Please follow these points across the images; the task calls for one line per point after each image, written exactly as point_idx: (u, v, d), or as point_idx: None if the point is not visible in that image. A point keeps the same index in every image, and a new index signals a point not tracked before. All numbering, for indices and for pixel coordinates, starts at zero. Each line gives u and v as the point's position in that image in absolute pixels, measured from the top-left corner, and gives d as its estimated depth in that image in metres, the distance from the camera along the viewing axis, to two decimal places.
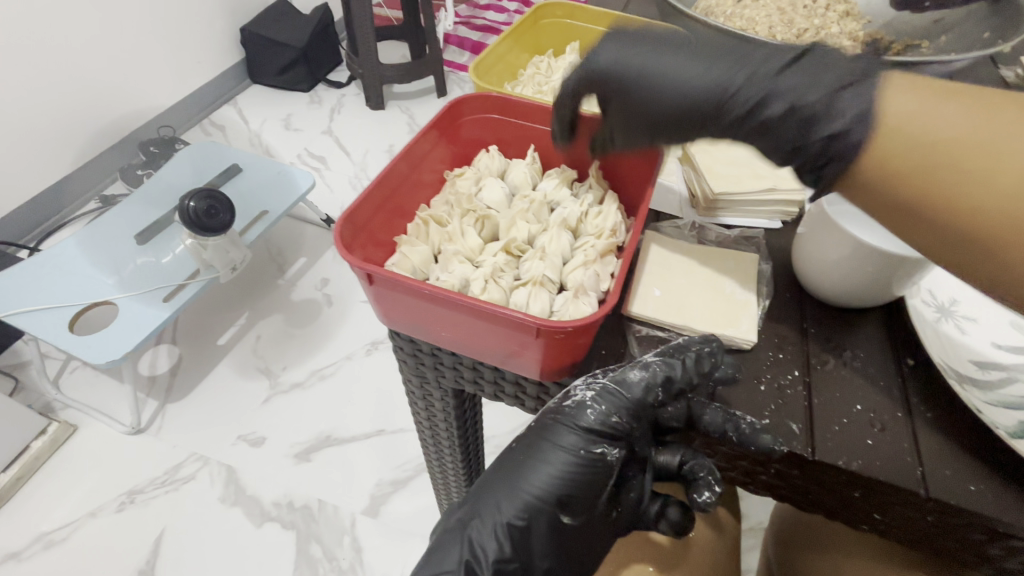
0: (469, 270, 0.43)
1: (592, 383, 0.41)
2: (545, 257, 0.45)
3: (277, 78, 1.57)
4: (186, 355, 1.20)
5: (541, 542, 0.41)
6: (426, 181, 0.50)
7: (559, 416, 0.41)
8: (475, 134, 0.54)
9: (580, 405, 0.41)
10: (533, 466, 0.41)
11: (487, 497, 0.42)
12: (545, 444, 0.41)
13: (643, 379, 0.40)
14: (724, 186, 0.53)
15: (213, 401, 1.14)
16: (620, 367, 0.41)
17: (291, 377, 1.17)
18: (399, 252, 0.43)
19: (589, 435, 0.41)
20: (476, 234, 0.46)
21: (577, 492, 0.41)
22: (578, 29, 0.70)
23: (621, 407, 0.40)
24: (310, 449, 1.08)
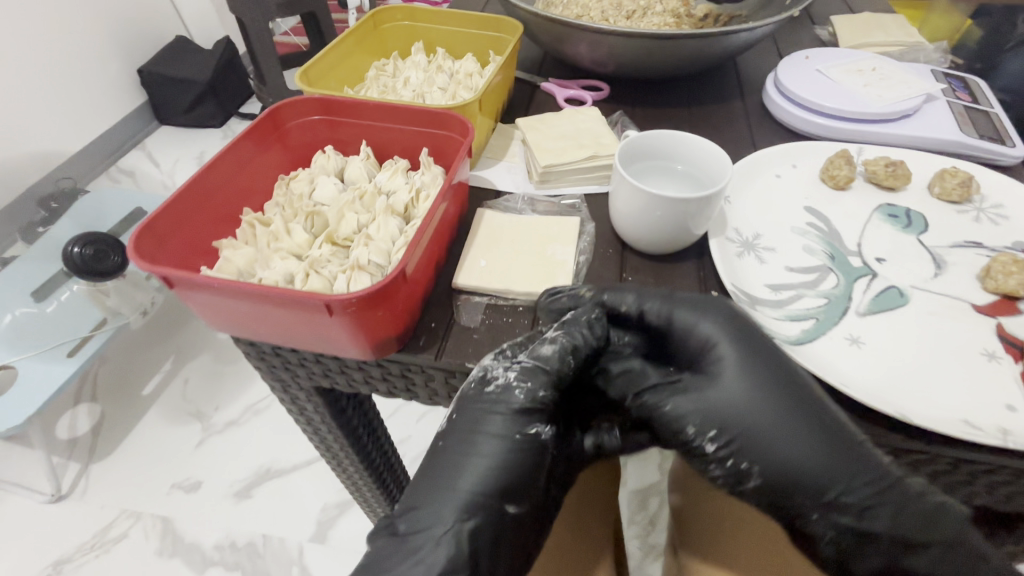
0: (293, 265, 0.45)
1: (511, 363, 0.42)
2: (371, 243, 0.46)
3: (187, 116, 1.44)
4: (109, 413, 1.14)
5: (492, 543, 0.39)
6: (255, 187, 0.51)
7: (487, 404, 0.41)
8: (307, 138, 0.55)
9: (505, 389, 0.41)
10: (465, 462, 0.40)
11: (425, 505, 0.39)
12: (477, 434, 0.40)
13: (555, 347, 0.42)
14: (552, 157, 0.56)
15: (141, 453, 1.09)
16: (533, 344, 0.42)
17: (224, 416, 1.14)
18: (221, 257, 0.45)
19: (522, 415, 0.41)
20: (303, 230, 0.48)
21: (518, 477, 0.40)
22: (421, 31, 0.73)
23: (542, 381, 0.41)
24: (250, 485, 1.05)
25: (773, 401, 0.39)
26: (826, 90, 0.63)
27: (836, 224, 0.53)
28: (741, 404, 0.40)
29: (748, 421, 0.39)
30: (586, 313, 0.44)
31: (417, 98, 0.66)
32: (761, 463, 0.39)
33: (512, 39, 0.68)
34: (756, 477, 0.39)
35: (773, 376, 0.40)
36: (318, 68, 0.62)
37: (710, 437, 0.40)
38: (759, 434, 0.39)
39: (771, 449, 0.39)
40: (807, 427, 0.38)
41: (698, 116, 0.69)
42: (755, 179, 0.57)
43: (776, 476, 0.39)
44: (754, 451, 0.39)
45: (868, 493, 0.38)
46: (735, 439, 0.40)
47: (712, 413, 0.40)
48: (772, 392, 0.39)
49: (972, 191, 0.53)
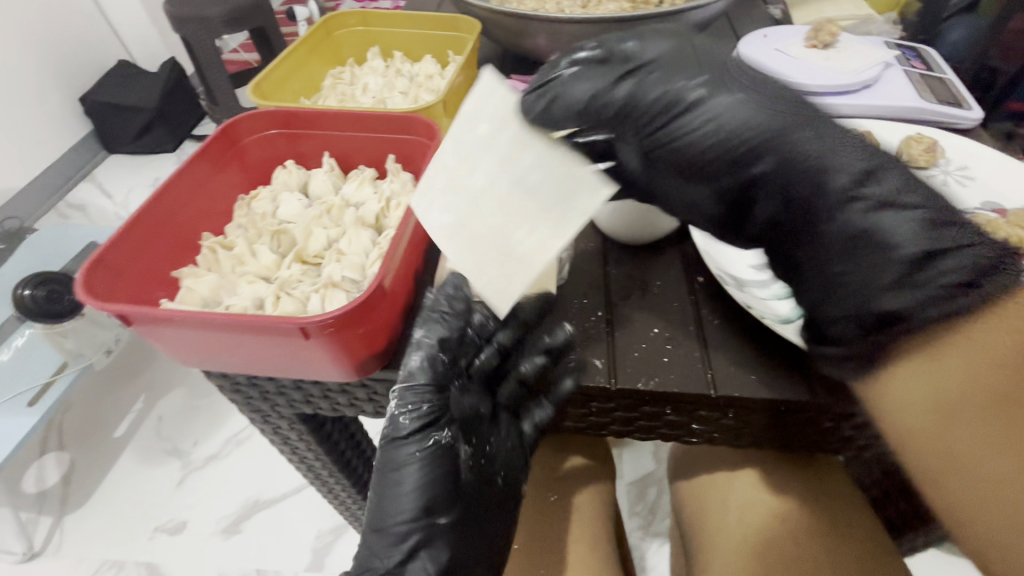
0: (262, 288, 0.42)
1: (392, 391, 0.41)
2: (344, 258, 0.44)
3: (136, 143, 1.37)
4: (80, 460, 1.08)
5: (443, 550, 0.43)
6: (213, 208, 0.49)
7: (390, 436, 0.41)
8: (265, 154, 0.53)
9: (394, 416, 0.41)
10: (390, 496, 0.41)
11: (370, 539, 0.42)
12: (393, 467, 0.41)
13: (419, 359, 0.40)
14: None
15: (119, 501, 1.03)
16: (408, 372, 0.40)
17: (204, 450, 1.09)
18: (183, 288, 0.42)
19: (419, 434, 0.41)
20: (270, 251, 0.45)
21: (440, 490, 0.41)
22: (376, 35, 0.71)
23: (422, 397, 0.40)
24: (238, 520, 1.01)
25: (715, 72, 0.37)
26: (787, 66, 0.64)
27: None
28: (697, 72, 0.36)
29: (715, 90, 0.36)
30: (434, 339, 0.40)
31: (378, 104, 0.64)
32: (729, 124, 0.35)
33: (471, 37, 0.67)
34: (730, 152, 0.35)
35: (721, 67, 0.38)
36: (272, 78, 0.59)
37: (698, 84, 0.35)
38: (711, 84, 0.36)
39: (734, 109, 0.35)
40: (779, 107, 0.35)
41: None
42: None
43: (735, 125, 0.35)
44: (737, 119, 0.34)
45: (838, 140, 0.34)
46: (704, 103, 0.35)
47: (666, 79, 0.36)
48: (722, 69, 0.37)
49: (939, 155, 0.54)
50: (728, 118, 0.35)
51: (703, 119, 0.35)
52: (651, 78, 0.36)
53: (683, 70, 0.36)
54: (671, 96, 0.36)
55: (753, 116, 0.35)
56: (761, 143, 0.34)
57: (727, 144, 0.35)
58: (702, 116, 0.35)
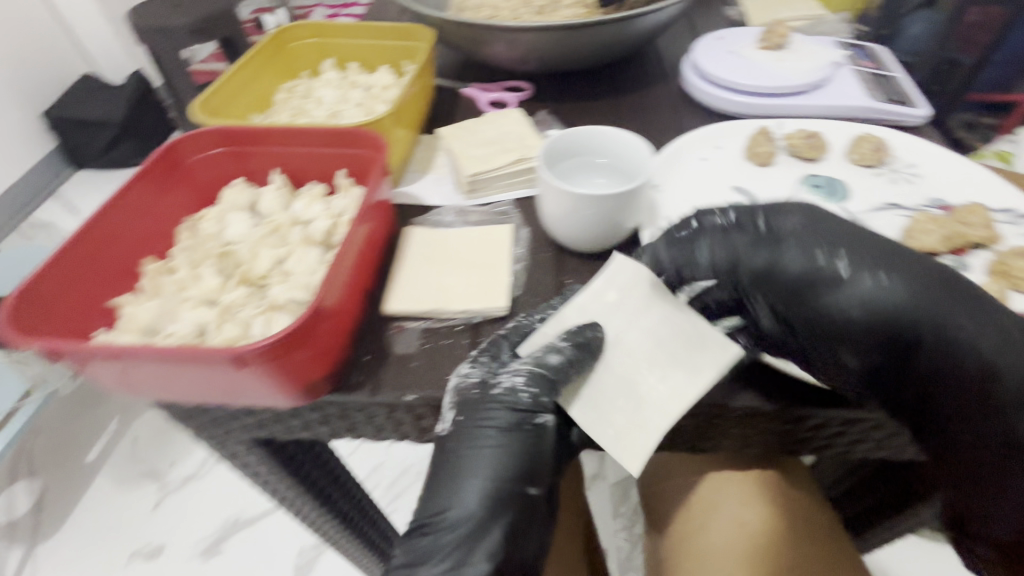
0: (205, 313, 0.41)
1: (513, 370, 0.40)
2: (290, 279, 0.43)
3: (102, 158, 1.33)
4: (52, 487, 1.05)
5: (519, 525, 0.41)
6: (157, 231, 0.47)
7: (489, 405, 0.40)
8: (212, 173, 0.51)
9: (511, 391, 0.40)
10: (474, 457, 0.41)
11: (443, 492, 0.42)
12: (482, 429, 0.40)
13: (561, 359, 0.38)
14: (477, 165, 0.54)
15: (94, 527, 1.00)
16: (541, 355, 0.40)
17: (182, 471, 1.07)
18: (123, 316, 0.40)
19: (526, 413, 0.40)
20: (215, 274, 0.44)
21: (529, 467, 0.41)
22: (331, 46, 0.70)
23: (548, 388, 0.39)
24: (218, 540, 0.99)
25: (855, 247, 0.39)
26: (740, 68, 0.64)
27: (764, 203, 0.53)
28: (837, 249, 0.39)
29: (850, 271, 0.38)
30: (565, 334, 0.40)
31: (333, 117, 0.63)
32: (873, 308, 0.38)
33: (424, 46, 0.66)
34: (860, 326, 0.38)
35: (853, 231, 0.40)
36: (220, 95, 0.58)
37: (842, 260, 0.38)
38: (854, 260, 0.39)
39: (879, 297, 0.38)
40: (921, 280, 0.38)
41: (621, 106, 0.69)
42: (681, 163, 0.57)
43: (882, 315, 0.37)
44: (888, 306, 0.37)
45: (977, 313, 0.37)
46: (850, 284, 0.38)
47: (803, 257, 0.39)
48: (859, 242, 0.39)
49: (885, 154, 0.55)
50: (862, 299, 0.38)
51: (846, 295, 0.38)
52: (786, 261, 0.40)
53: (820, 242, 0.39)
54: (818, 269, 0.39)
55: (899, 298, 0.37)
56: (897, 319, 0.37)
57: (870, 332, 0.38)
58: (842, 298, 0.38)
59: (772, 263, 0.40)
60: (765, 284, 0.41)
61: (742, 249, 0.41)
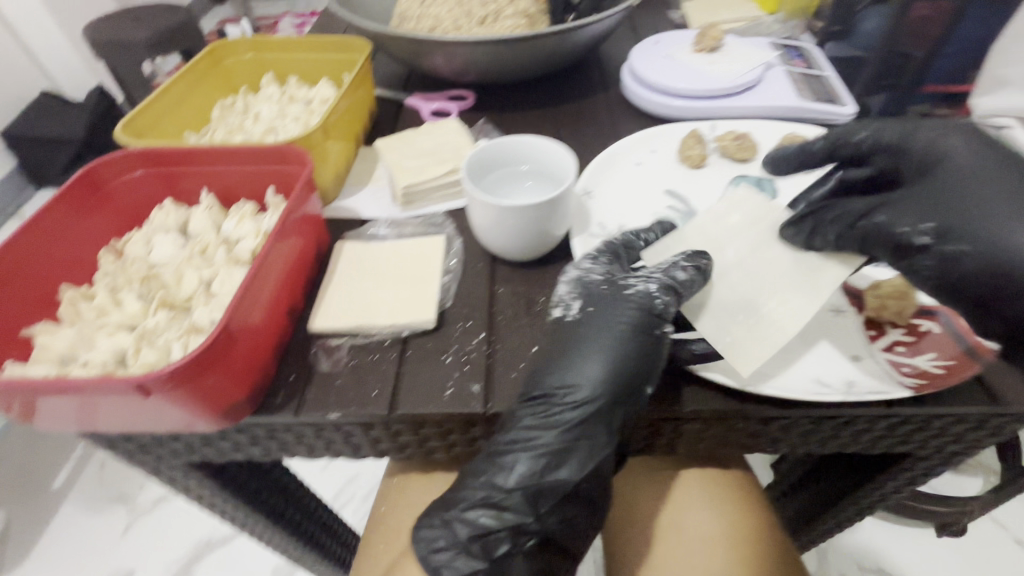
0: (124, 339, 0.40)
1: (648, 276, 0.42)
2: (213, 300, 0.43)
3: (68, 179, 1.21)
4: (16, 517, 1.02)
5: (616, 423, 0.40)
6: (79, 257, 0.46)
7: (616, 299, 0.42)
8: (138, 196, 0.51)
9: (644, 292, 0.41)
10: (590, 347, 0.40)
11: (557, 370, 0.40)
12: (608, 315, 0.41)
13: (689, 271, 0.41)
14: (410, 177, 0.54)
15: (61, 556, 0.98)
16: (666, 268, 0.42)
17: (151, 494, 1.05)
18: (38, 345, 0.40)
19: (656, 315, 0.40)
20: (136, 298, 0.43)
21: (643, 369, 0.39)
22: (269, 61, 0.69)
23: (675, 299, 0.41)
24: (189, 563, 0.97)
25: (991, 197, 0.36)
26: (674, 73, 0.65)
27: (694, 205, 0.54)
28: (962, 196, 0.36)
29: (964, 218, 0.36)
30: (685, 256, 0.43)
31: (270, 133, 0.62)
32: (987, 245, 0.35)
33: (361, 58, 0.66)
34: (969, 266, 0.35)
35: (998, 180, 0.37)
36: (148, 115, 0.57)
37: (929, 227, 0.36)
38: (969, 213, 0.36)
39: (1003, 247, 0.34)
40: None
41: (563, 112, 0.70)
42: (615, 168, 0.57)
43: (1005, 265, 0.34)
44: (1022, 256, 0.34)
45: None
46: (960, 233, 0.36)
47: (915, 206, 0.38)
48: (994, 193, 0.36)
49: (812, 153, 0.56)
50: (963, 256, 0.35)
51: (944, 249, 0.36)
52: (885, 206, 0.39)
53: (942, 187, 0.38)
54: (950, 210, 0.36)
55: (1022, 251, 0.34)
56: (1014, 273, 0.34)
57: (974, 289, 0.35)
58: (926, 258, 0.37)
59: (869, 210, 0.39)
60: (882, 206, 0.39)
61: (859, 202, 0.41)
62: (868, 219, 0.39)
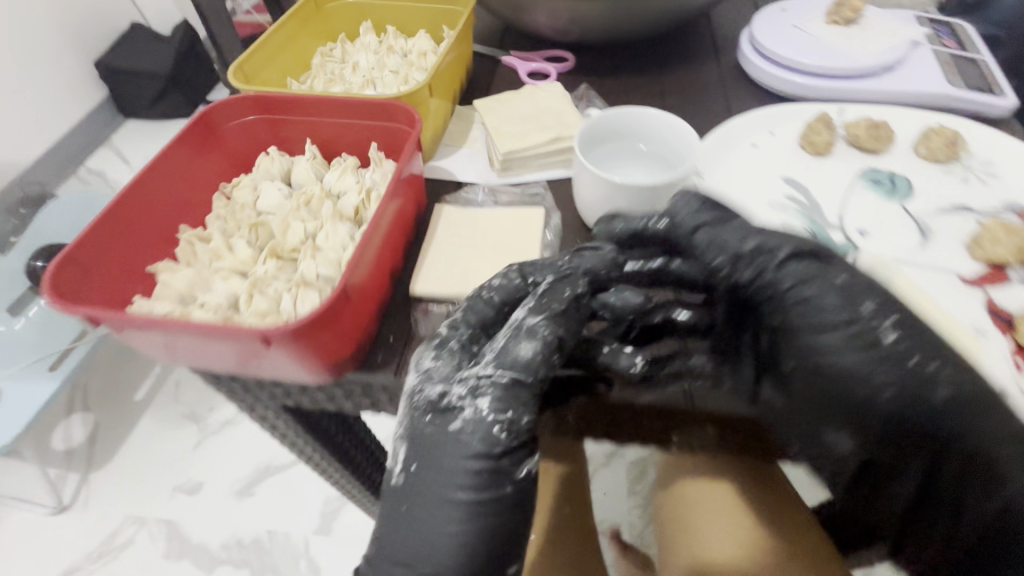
0: (237, 285, 0.42)
1: (480, 391, 0.37)
2: (319, 253, 0.43)
3: (154, 109, 1.26)
4: (104, 421, 1.12)
5: None
6: (193, 198, 0.48)
7: (445, 443, 0.36)
8: (246, 140, 0.51)
9: (477, 420, 0.36)
10: (428, 518, 0.36)
11: (394, 553, 0.37)
12: (442, 468, 0.36)
13: (535, 351, 0.37)
14: (512, 141, 0.52)
15: (141, 461, 1.08)
16: (507, 350, 0.37)
17: (220, 416, 1.13)
18: (160, 282, 0.42)
19: (493, 455, 0.36)
20: (247, 245, 0.44)
21: (488, 533, 0.36)
22: (370, 8, 0.68)
23: (523, 401, 0.37)
24: (252, 483, 1.05)
25: (891, 316, 0.36)
26: (805, 46, 0.59)
27: (816, 197, 0.50)
28: (881, 314, 0.36)
29: (880, 337, 0.35)
30: (525, 320, 0.38)
31: (368, 85, 0.62)
32: (914, 373, 0.35)
33: (466, 10, 0.63)
34: (937, 394, 0.35)
35: (897, 302, 0.37)
36: (255, 58, 0.57)
37: (885, 326, 0.35)
38: (897, 321, 0.36)
39: (921, 379, 0.35)
40: (961, 378, 0.35)
41: (668, 82, 0.65)
42: (730, 150, 0.53)
43: (911, 397, 0.35)
44: (923, 386, 0.35)
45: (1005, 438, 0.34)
46: (899, 339, 0.35)
47: (846, 294, 0.36)
48: (896, 317, 0.36)
49: (960, 149, 0.50)
50: (895, 374, 0.35)
51: (888, 346, 0.35)
52: (814, 284, 0.37)
53: (851, 288, 0.37)
54: (887, 317, 0.36)
55: (925, 381, 0.35)
56: (927, 397, 0.35)
57: (896, 412, 0.35)
58: (866, 352, 0.35)
59: (796, 284, 0.38)
60: (826, 281, 0.37)
61: (769, 262, 0.38)
62: (794, 288, 0.37)
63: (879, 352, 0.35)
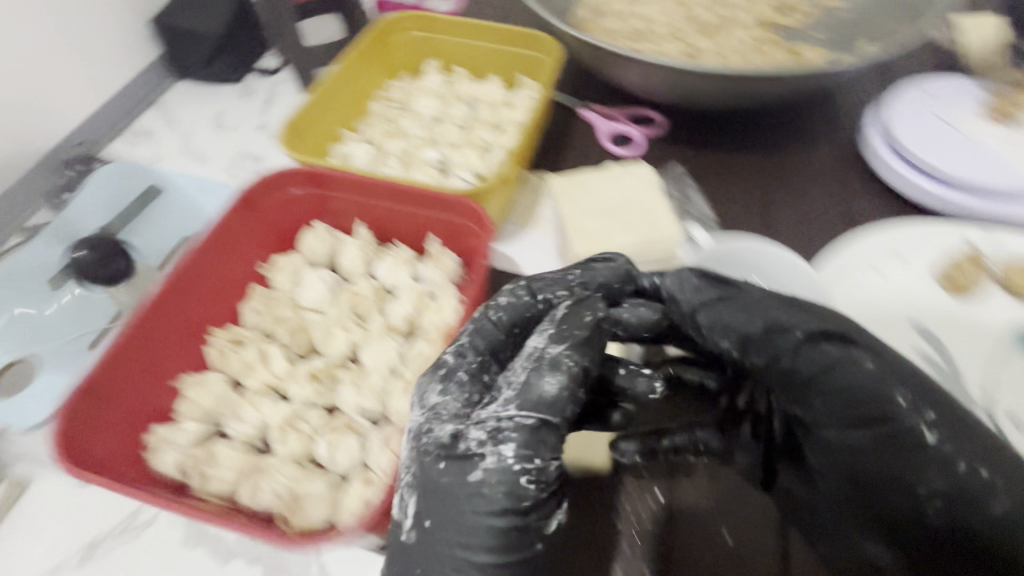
0: (270, 411, 0.37)
1: (501, 430, 0.30)
2: (364, 382, 0.38)
3: None
4: None
5: None
6: (230, 284, 0.43)
7: (461, 496, 0.29)
8: (292, 214, 0.46)
9: (499, 464, 0.29)
10: None
11: None
12: (456, 523, 0.29)
13: (560, 384, 0.31)
14: (590, 246, 0.46)
15: None
16: (529, 386, 0.31)
17: None
18: (186, 398, 0.37)
19: (519, 510, 0.29)
20: (285, 357, 0.39)
21: None
22: (439, 45, 0.60)
23: (553, 440, 0.30)
24: None
25: (925, 401, 0.31)
26: (955, 149, 0.49)
27: (957, 361, 0.41)
28: (914, 406, 0.30)
29: (914, 429, 0.30)
30: (543, 359, 0.33)
31: (431, 144, 0.55)
32: (961, 472, 0.29)
33: (549, 61, 0.55)
34: (985, 497, 0.29)
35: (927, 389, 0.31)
36: (310, 111, 0.51)
37: (924, 417, 0.30)
38: (934, 410, 0.30)
39: (966, 478, 0.29)
40: (1012, 478, 0.29)
41: (775, 163, 0.56)
42: (850, 278, 0.45)
43: (958, 492, 0.29)
44: (978, 484, 0.29)
45: None
46: (939, 426, 0.30)
47: (872, 383, 0.31)
48: (933, 406, 0.31)
49: None
50: (937, 473, 0.30)
51: (934, 446, 0.30)
52: (839, 368, 0.31)
53: (881, 367, 0.31)
54: (922, 403, 0.30)
55: (970, 484, 0.29)
56: (980, 501, 0.29)
57: (936, 507, 0.30)
58: (906, 450, 0.30)
59: (823, 368, 0.32)
60: (851, 369, 0.31)
61: (792, 335, 0.32)
62: (810, 361, 0.32)
63: (921, 455, 0.30)
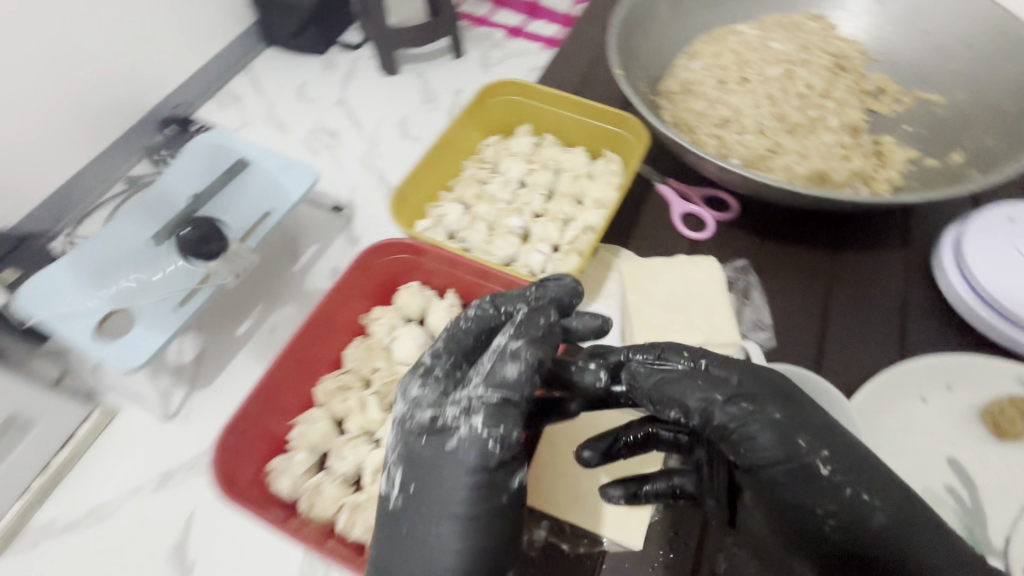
0: (364, 453, 0.45)
1: (471, 411, 0.35)
2: None
3: None
4: None
5: None
6: (340, 332, 0.51)
7: (440, 464, 0.35)
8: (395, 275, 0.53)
9: (469, 439, 0.35)
10: (421, 545, 0.34)
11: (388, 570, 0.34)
12: (437, 487, 0.34)
13: (519, 371, 0.36)
14: (653, 338, 0.50)
15: None
16: (492, 370, 0.37)
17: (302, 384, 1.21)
18: (299, 430, 0.45)
19: (485, 473, 0.34)
20: (378, 406, 0.47)
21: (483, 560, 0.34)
22: (534, 112, 0.65)
23: (513, 418, 0.35)
24: None
25: (825, 441, 0.35)
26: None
27: (983, 502, 0.44)
28: (811, 443, 0.35)
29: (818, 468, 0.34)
30: (499, 348, 0.38)
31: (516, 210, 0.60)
32: (855, 501, 0.34)
33: (636, 147, 0.59)
34: (875, 519, 0.33)
35: (824, 430, 0.36)
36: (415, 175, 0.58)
37: (822, 455, 0.34)
38: (831, 440, 0.35)
39: (864, 513, 0.33)
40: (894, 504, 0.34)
41: (841, 264, 0.57)
42: (894, 403, 0.48)
43: (854, 515, 0.33)
44: (878, 517, 0.33)
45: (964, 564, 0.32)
46: (840, 460, 0.35)
47: (784, 425, 0.36)
48: (828, 442, 0.35)
49: None
50: (837, 506, 0.34)
51: (831, 476, 0.34)
52: (752, 410, 0.36)
53: (782, 410, 0.36)
54: (821, 443, 0.35)
55: (861, 514, 0.33)
56: (874, 523, 0.33)
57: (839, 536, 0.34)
58: (812, 477, 0.34)
59: (740, 416, 0.36)
60: (764, 416, 0.36)
61: (709, 378, 0.37)
62: (730, 407, 0.36)
63: (824, 487, 0.34)
